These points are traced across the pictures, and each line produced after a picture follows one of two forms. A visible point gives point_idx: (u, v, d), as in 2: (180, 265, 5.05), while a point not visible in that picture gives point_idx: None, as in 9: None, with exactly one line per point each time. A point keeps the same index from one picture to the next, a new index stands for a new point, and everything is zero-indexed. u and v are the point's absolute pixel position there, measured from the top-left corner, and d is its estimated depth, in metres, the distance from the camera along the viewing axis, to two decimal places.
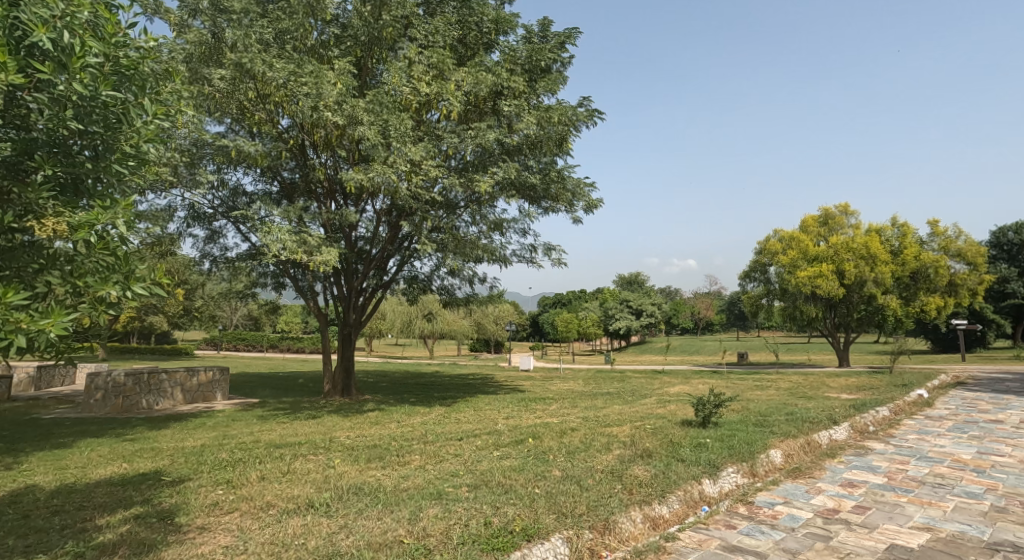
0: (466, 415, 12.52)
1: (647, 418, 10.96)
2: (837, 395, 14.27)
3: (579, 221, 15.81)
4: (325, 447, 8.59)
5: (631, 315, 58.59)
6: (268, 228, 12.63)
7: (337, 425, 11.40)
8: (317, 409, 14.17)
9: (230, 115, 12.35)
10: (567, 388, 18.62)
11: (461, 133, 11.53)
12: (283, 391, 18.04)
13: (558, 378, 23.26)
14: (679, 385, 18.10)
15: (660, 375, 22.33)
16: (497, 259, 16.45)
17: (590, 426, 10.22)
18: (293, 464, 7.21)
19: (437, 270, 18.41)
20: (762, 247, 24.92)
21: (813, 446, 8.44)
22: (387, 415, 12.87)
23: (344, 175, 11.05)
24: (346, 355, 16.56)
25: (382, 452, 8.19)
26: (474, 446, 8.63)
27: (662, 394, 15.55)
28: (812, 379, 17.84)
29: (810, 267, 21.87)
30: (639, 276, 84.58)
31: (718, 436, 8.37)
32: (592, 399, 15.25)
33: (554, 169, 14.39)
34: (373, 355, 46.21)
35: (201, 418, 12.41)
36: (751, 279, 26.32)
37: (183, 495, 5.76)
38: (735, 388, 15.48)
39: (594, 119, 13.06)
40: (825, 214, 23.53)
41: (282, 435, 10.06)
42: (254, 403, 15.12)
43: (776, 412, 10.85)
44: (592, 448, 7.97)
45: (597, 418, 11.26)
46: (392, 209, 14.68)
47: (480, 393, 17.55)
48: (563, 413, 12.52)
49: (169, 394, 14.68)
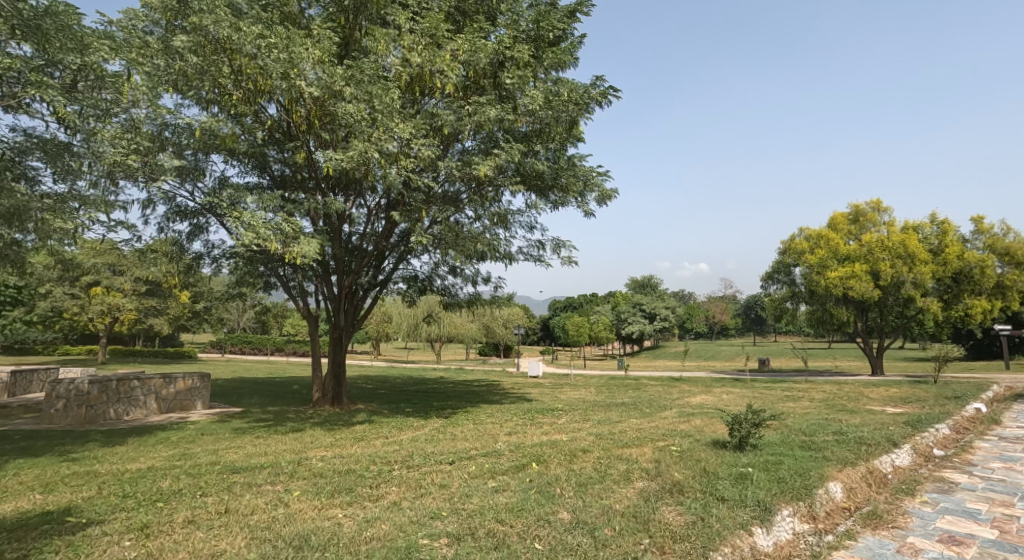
0: (464, 429, 11.12)
1: (671, 436, 9.50)
2: (882, 408, 12.69)
3: (591, 214, 14.40)
4: (290, 472, 7.23)
5: (644, 319, 57.14)
6: (245, 219, 11.38)
7: (316, 442, 10.03)
8: (301, 421, 12.84)
9: (201, 91, 11.02)
10: (578, 397, 17.14)
11: (458, 110, 10.21)
12: (272, 399, 16.76)
13: (569, 385, 21.79)
14: (700, 395, 16.57)
15: (678, 383, 20.82)
16: (501, 256, 15.09)
17: (605, 446, 8.77)
18: (238, 500, 5.84)
19: (438, 270, 17.04)
20: (787, 246, 23.33)
21: (877, 477, 6.95)
22: (376, 429, 11.49)
23: (324, 157, 9.72)
24: (338, 361, 15.25)
25: (354, 481, 6.81)
26: (466, 472, 7.21)
27: (683, 406, 14.04)
28: (847, 388, 16.21)
29: (841, 267, 20.24)
30: (651, 278, 82.87)
31: (759, 464, 6.92)
32: (606, 410, 13.79)
33: (564, 156, 13.04)
34: (379, 359, 45.16)
35: (167, 432, 11.12)
36: (774, 280, 24.76)
37: (75, 551, 4.44)
38: (765, 401, 13.91)
39: (610, 98, 11.67)
40: (855, 211, 21.96)
41: (250, 455, 8.72)
42: (234, 413, 13.85)
43: (821, 430, 9.33)
44: (608, 479, 6.52)
45: (613, 436, 9.80)
46: (386, 201, 13.38)
47: (483, 403, 16.12)
48: (574, 428, 11.05)
49: (142, 402, 13.49)
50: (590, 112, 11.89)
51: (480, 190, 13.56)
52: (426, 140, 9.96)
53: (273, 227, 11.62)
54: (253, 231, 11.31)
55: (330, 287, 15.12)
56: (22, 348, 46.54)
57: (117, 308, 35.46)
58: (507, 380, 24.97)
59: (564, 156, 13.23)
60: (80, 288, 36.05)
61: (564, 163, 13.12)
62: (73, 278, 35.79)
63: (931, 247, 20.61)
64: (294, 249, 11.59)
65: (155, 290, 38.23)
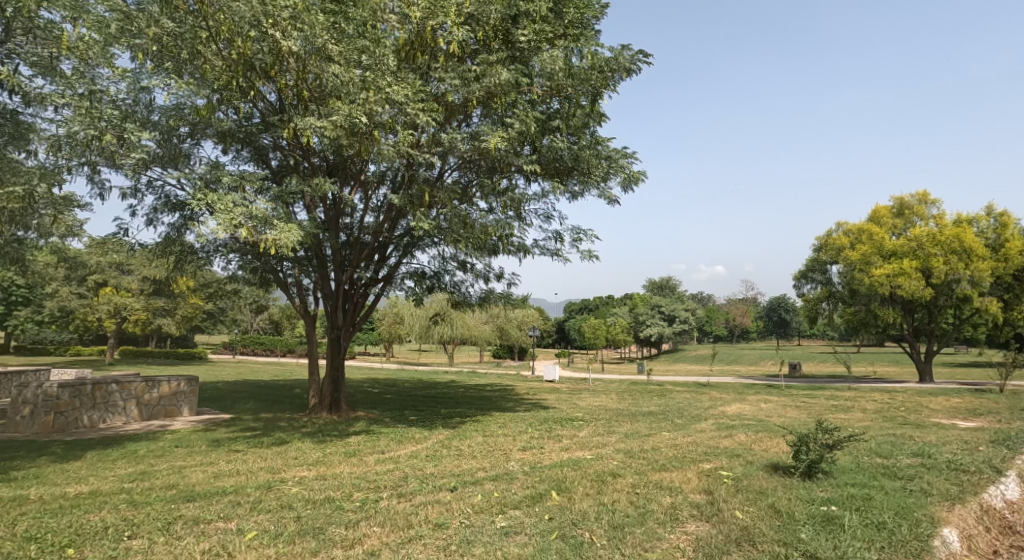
0: (471, 444, 9.70)
1: (716, 456, 8.00)
2: (952, 421, 11.04)
3: (616, 202, 13.00)
4: (253, 504, 5.87)
5: (663, 321, 55.30)
6: (224, 201, 10.17)
7: (300, 458, 8.69)
8: (292, 431, 11.54)
9: (179, 59, 9.87)
10: (599, 404, 15.67)
11: (464, 74, 8.96)
12: (269, 405, 15.49)
13: (589, 391, 20.26)
14: (736, 404, 14.97)
15: (707, 390, 19.21)
16: (514, 249, 13.69)
17: (637, 470, 7.27)
18: (169, 549, 4.53)
19: (448, 265, 15.71)
20: (823, 242, 21.65)
21: (995, 519, 5.40)
22: (372, 442, 10.14)
23: (308, 125, 8.45)
24: (337, 364, 13.94)
25: (328, 517, 5.43)
26: (470, 506, 5.76)
27: (719, 417, 12.48)
28: (902, 398, 14.51)
29: (887, 264, 18.51)
30: (670, 280, 80.80)
31: (841, 500, 5.42)
32: (632, 421, 12.31)
33: (586, 134, 11.70)
34: (391, 361, 43.99)
35: (138, 444, 9.87)
36: (808, 279, 23.06)
37: None
38: (812, 414, 12.33)
39: (640, 64, 10.25)
40: (899, 204, 20.19)
41: (216, 477, 7.37)
42: (221, 421, 12.59)
43: (899, 452, 7.74)
44: (652, 520, 5.06)
45: (648, 457, 8.27)
46: (388, 185, 12.10)
47: (496, 411, 14.68)
48: (598, 444, 9.57)
49: (121, 409, 12.38)
50: (617, 82, 10.52)
51: (490, 174, 12.25)
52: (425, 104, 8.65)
53: (255, 212, 10.34)
54: (231, 216, 10.06)
55: (326, 282, 13.86)
56: (34, 348, 46.07)
57: (124, 308, 34.57)
58: (522, 385, 23.51)
59: (586, 135, 11.84)
60: (86, 288, 35.27)
61: (586, 142, 11.69)
62: (79, 278, 34.99)
63: (987, 242, 18.81)
64: (282, 237, 10.29)
65: (162, 289, 37.39)
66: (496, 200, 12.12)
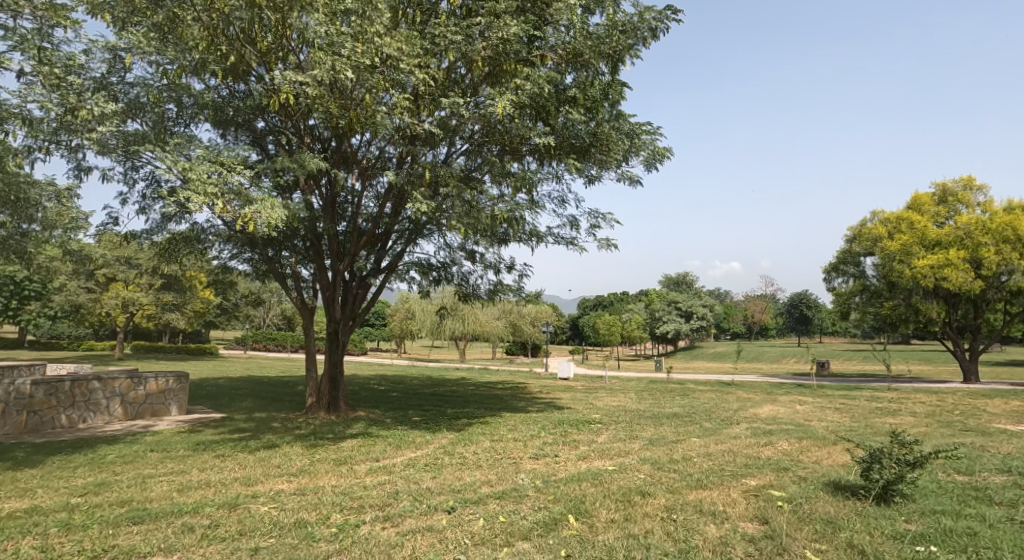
0: (477, 450, 8.67)
1: (760, 470, 6.85)
2: (1020, 428, 9.78)
3: (638, 183, 11.95)
4: (206, 531, 4.85)
5: (680, 317, 53.91)
6: (205, 178, 9.88)
7: (283, 467, 7.70)
8: (284, 433, 10.57)
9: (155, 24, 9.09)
10: (617, 405, 14.56)
11: (466, 30, 8.32)
12: (267, 403, 14.59)
13: (606, 390, 19.12)
14: (768, 405, 13.79)
15: (733, 389, 17.97)
16: (526, 237, 12.64)
17: (669, 486, 6.15)
18: None
19: (456, 255, 14.72)
20: (857, 233, 20.36)
21: None
22: (367, 447, 9.12)
23: (290, 83, 7.74)
24: (335, 360, 12.90)
25: (291, 551, 4.41)
26: (468, 536, 4.70)
27: (752, 421, 11.32)
28: (953, 399, 13.21)
29: (931, 255, 17.19)
30: (687, 276, 79.13)
31: (939, 537, 4.26)
32: (656, 424, 11.21)
33: (605, 105, 10.73)
34: (403, 357, 43.21)
35: (111, 448, 8.95)
36: (839, 273, 21.76)
37: None
38: (857, 419, 11.12)
39: (668, 23, 9.21)
40: (941, 191, 18.80)
41: (181, 491, 6.40)
42: (210, 422, 11.68)
43: (982, 467, 6.53)
44: None
45: (680, 470, 7.15)
46: (388, 161, 11.29)
47: (506, 411, 13.64)
48: (619, 452, 8.47)
49: (104, 407, 11.55)
50: (641, 46, 9.60)
51: (500, 156, 11.34)
52: (422, 60, 8.15)
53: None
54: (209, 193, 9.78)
55: (324, 271, 12.94)
56: (48, 342, 45.88)
57: (132, 302, 34.06)
58: (535, 383, 22.49)
59: (606, 110, 10.86)
60: (95, 282, 34.80)
61: (604, 117, 10.71)
62: (87, 272, 34.53)
63: None
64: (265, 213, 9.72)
65: (171, 284, 36.84)
66: (505, 181, 11.08)
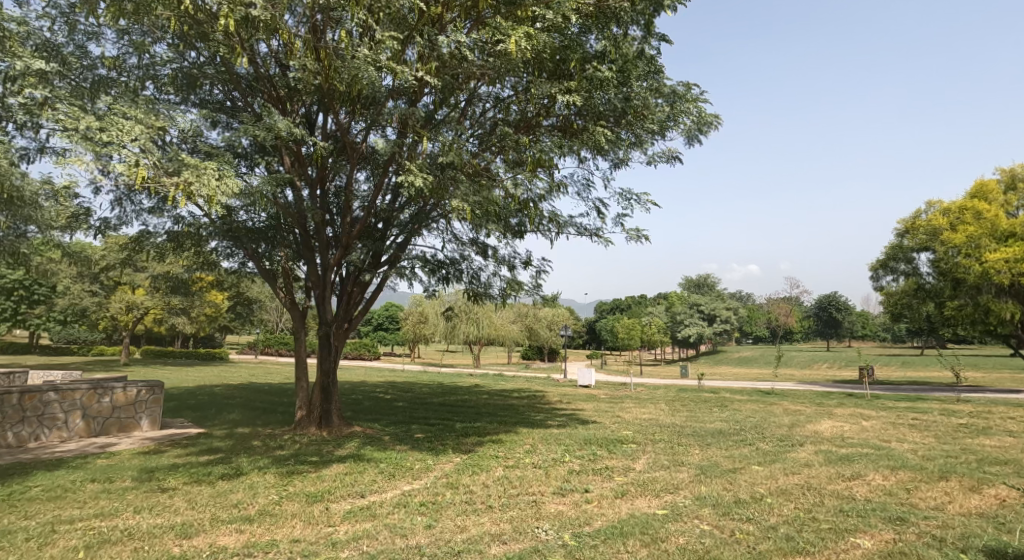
0: (487, 483, 6.94)
1: (871, 522, 5.05)
2: None
3: (678, 160, 10.24)
4: None
5: (703, 321, 51.76)
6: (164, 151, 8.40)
7: (244, 507, 6.08)
8: (261, 455, 8.94)
9: None
10: (649, 418, 12.81)
11: None
12: (255, 415, 12.98)
13: (632, 400, 17.32)
14: (826, 420, 11.92)
15: (777, 399, 16.04)
16: (546, 225, 10.96)
17: (750, 551, 4.39)
18: None
19: (466, 250, 13.07)
20: (911, 226, 18.38)
21: None
22: (354, 477, 7.45)
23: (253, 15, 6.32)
24: (327, 369, 11.24)
25: None
26: None
27: (816, 441, 9.49)
28: None
29: (1004, 247, 15.22)
30: (708, 278, 76.71)
31: None
32: (700, 444, 9.43)
33: (642, 65, 9.07)
34: (416, 363, 41.57)
35: (47, 475, 7.40)
36: (889, 271, 19.75)
37: None
38: (946, 439, 9.26)
39: None
40: (1008, 177, 16.82)
41: (89, 550, 4.78)
42: (181, 439, 10.10)
43: None
44: None
45: (755, 519, 5.33)
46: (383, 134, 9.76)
47: (523, 426, 11.90)
48: (666, 486, 6.72)
49: (61, 422, 10.06)
50: None
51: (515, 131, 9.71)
52: None
53: (193, 164, 8.02)
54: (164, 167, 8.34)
55: (316, 266, 11.33)
56: (58, 347, 45.04)
57: (137, 306, 32.93)
58: (554, 391, 20.71)
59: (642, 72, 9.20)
60: (100, 286, 33.72)
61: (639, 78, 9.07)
62: (93, 275, 33.43)
63: None
64: (221, 189, 8.13)
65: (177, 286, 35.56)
66: (520, 156, 9.41)
